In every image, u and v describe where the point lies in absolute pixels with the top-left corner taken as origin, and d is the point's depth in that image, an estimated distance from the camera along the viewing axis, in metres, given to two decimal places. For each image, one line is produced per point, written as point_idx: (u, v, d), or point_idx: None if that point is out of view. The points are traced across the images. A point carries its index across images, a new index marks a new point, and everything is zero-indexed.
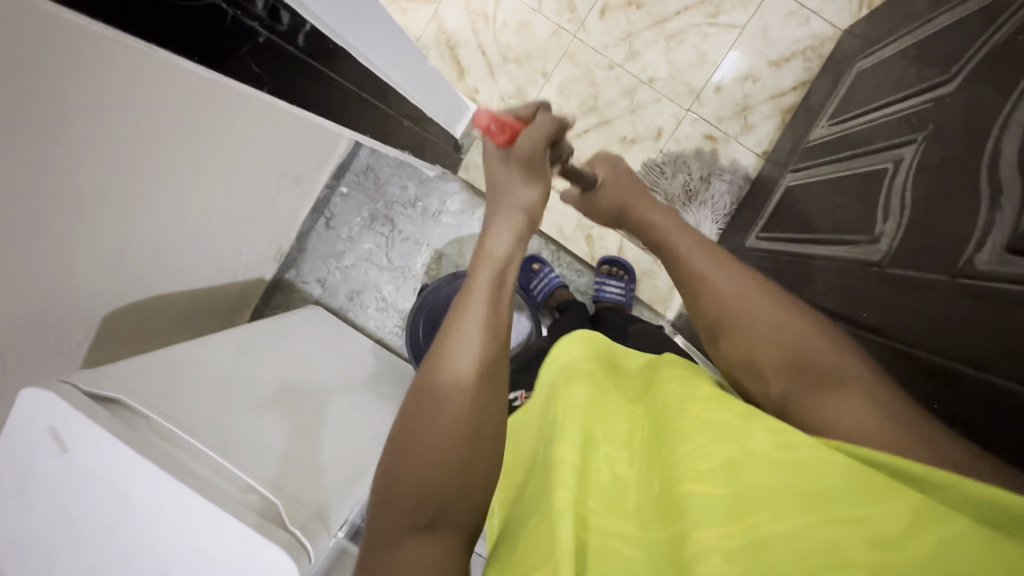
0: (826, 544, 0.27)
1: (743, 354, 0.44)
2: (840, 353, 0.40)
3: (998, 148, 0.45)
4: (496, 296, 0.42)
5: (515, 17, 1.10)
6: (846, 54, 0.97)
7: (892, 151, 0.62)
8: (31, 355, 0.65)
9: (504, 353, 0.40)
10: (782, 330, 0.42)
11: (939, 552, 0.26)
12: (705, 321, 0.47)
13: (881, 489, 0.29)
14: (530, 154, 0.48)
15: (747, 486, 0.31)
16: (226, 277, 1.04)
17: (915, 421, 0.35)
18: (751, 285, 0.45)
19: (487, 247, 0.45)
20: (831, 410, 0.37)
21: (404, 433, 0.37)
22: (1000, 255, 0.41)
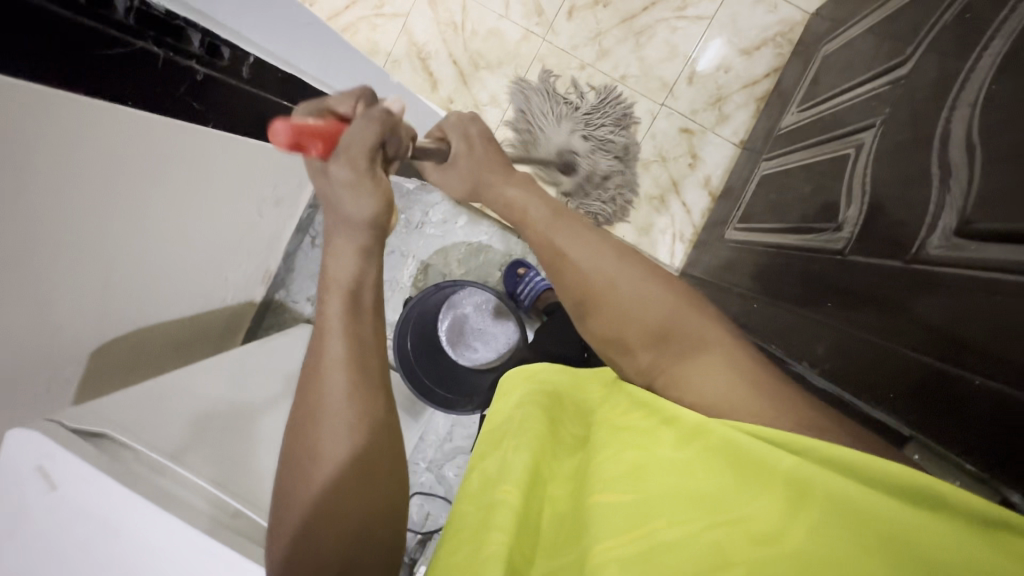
0: (712, 546, 0.29)
1: (609, 330, 0.46)
2: (692, 317, 0.43)
3: (948, 129, 0.45)
4: (353, 330, 0.45)
5: (483, 25, 1.10)
6: (816, 38, 0.97)
7: (854, 136, 0.62)
8: (19, 396, 0.67)
9: (370, 382, 0.43)
10: (641, 302, 0.44)
11: (808, 531, 0.28)
12: (573, 299, 0.49)
13: (759, 474, 0.31)
14: (353, 173, 0.45)
15: (646, 490, 0.34)
16: (215, 303, 1.05)
17: (758, 375, 0.38)
18: (611, 260, 0.47)
19: (332, 273, 0.46)
20: (691, 377, 0.40)
21: (290, 485, 0.40)
22: (950, 239, 0.41)
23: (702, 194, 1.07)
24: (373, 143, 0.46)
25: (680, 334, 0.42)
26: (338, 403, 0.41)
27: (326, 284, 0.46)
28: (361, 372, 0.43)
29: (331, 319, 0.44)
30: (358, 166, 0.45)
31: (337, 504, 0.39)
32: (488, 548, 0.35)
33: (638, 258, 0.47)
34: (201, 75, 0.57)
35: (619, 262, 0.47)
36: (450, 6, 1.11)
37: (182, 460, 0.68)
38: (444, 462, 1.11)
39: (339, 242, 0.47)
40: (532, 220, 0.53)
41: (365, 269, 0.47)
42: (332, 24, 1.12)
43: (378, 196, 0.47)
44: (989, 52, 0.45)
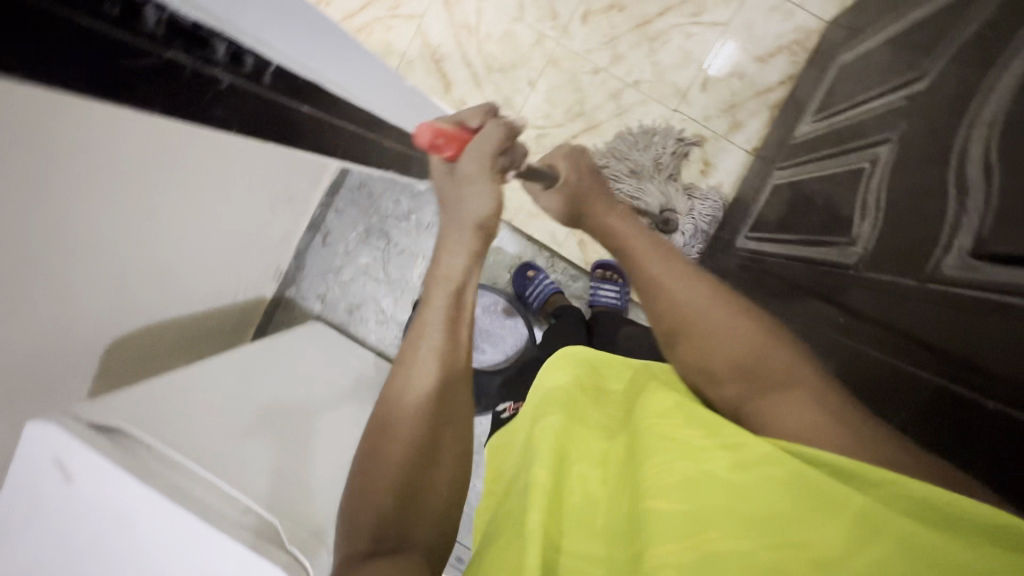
0: (771, 565, 0.30)
1: (698, 358, 0.45)
2: (791, 359, 0.42)
3: (965, 148, 0.45)
4: (451, 326, 0.48)
5: (498, 27, 1.11)
6: (831, 47, 0.96)
7: (870, 149, 0.62)
8: (36, 388, 0.68)
9: (459, 375, 0.48)
10: (734, 337, 0.44)
11: (876, 564, 0.29)
12: (664, 327, 0.49)
13: (825, 505, 0.31)
14: (478, 171, 0.46)
15: (703, 505, 0.34)
16: (227, 299, 1.06)
17: (854, 420, 0.36)
18: (707, 296, 0.47)
19: (442, 267, 0.49)
20: (786, 413, 0.38)
21: (371, 448, 0.44)
22: (966, 260, 0.41)
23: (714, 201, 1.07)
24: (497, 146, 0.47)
25: (771, 369, 0.41)
26: (422, 393, 0.45)
27: (432, 278, 0.49)
28: (455, 365, 0.48)
29: (432, 312, 0.48)
30: (486, 167, 0.46)
31: (409, 482, 0.43)
32: (527, 529, 0.36)
33: (732, 297, 0.48)
34: None
35: (715, 299, 0.47)
36: (465, 8, 1.11)
37: (193, 455, 0.70)
38: None
39: (448, 238, 0.49)
40: (630, 255, 0.54)
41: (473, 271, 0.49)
42: (348, 24, 1.13)
43: (494, 196, 0.48)
44: (1010, 72, 0.44)
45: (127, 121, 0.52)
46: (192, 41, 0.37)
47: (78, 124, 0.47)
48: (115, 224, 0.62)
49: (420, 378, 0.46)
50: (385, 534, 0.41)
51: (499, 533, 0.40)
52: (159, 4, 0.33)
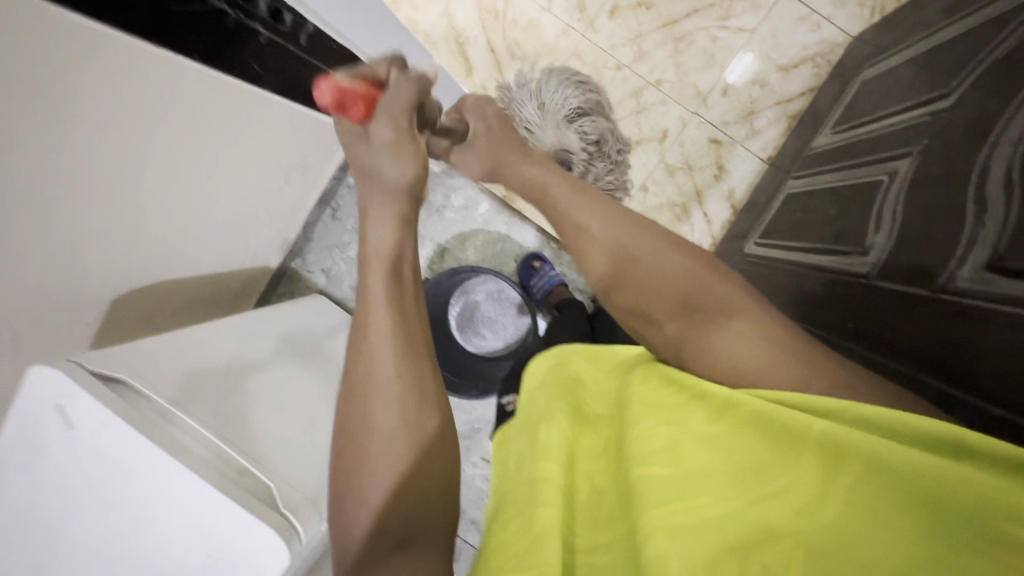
0: (757, 521, 0.31)
1: (634, 301, 0.49)
2: (716, 283, 0.46)
3: (987, 166, 0.45)
4: (396, 304, 0.45)
5: (524, 15, 1.10)
6: (855, 61, 0.96)
7: (888, 163, 0.63)
8: (43, 334, 0.68)
9: (417, 345, 0.44)
10: (663, 273, 0.48)
11: (846, 497, 0.30)
12: (598, 274, 0.52)
13: (792, 443, 0.33)
14: (393, 135, 0.52)
15: (686, 464, 0.35)
16: (233, 266, 1.06)
17: (785, 340, 0.40)
18: (627, 231, 0.51)
19: (371, 246, 0.48)
20: (719, 342, 0.42)
21: (347, 454, 0.42)
22: (980, 274, 0.42)
23: (725, 206, 1.08)
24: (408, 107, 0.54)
25: (702, 301, 0.45)
26: (388, 379, 0.42)
27: (367, 260, 0.48)
28: (411, 336, 0.44)
29: (375, 294, 0.45)
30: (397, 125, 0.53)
31: (396, 476, 0.40)
32: (538, 521, 0.35)
33: (656, 228, 0.51)
34: (264, 37, 0.65)
35: (637, 236, 0.50)
36: None
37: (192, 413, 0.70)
38: None
39: (373, 209, 0.50)
40: (549, 192, 0.58)
41: (404, 237, 0.50)
42: None
43: (411, 158, 0.53)
44: None
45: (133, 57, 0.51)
46: None
47: (95, 63, 0.47)
48: (134, 176, 0.62)
49: (377, 363, 0.42)
50: (387, 531, 0.39)
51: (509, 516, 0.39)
52: None
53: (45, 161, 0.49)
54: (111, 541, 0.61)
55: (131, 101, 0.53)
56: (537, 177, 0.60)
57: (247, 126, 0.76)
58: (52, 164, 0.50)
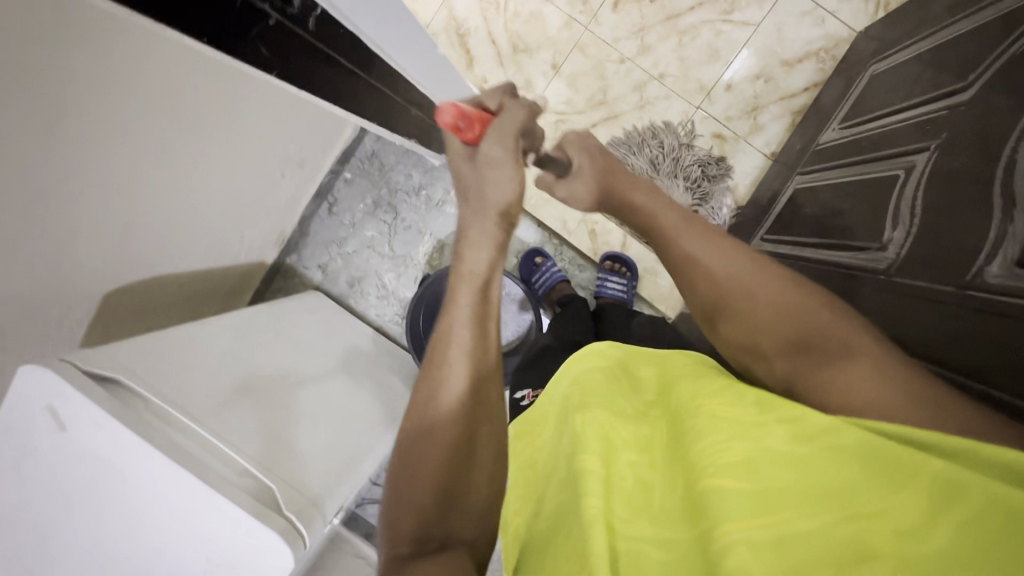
0: (852, 542, 0.27)
1: (743, 336, 0.44)
2: (840, 323, 0.40)
3: (1012, 162, 0.44)
4: (480, 325, 0.43)
5: (526, 7, 1.08)
6: (860, 56, 0.96)
7: (903, 157, 0.61)
8: (31, 331, 0.65)
9: (492, 375, 0.43)
10: (778, 307, 0.42)
11: (965, 532, 0.25)
12: (702, 303, 0.48)
13: (899, 468, 0.28)
14: (503, 153, 0.43)
15: (766, 478, 0.30)
16: (227, 261, 1.03)
17: (916, 389, 0.34)
18: (743, 263, 0.46)
19: (466, 263, 0.44)
20: (842, 383, 0.36)
21: (402, 466, 0.40)
22: (1011, 267, 0.41)
23: (728, 202, 1.07)
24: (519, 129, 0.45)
25: (821, 337, 0.39)
26: (457, 401, 0.41)
27: (456, 274, 0.44)
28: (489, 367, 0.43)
29: (459, 310, 0.43)
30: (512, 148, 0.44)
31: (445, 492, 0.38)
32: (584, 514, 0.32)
33: (769, 261, 0.46)
34: None
35: (752, 267, 0.45)
36: None
37: (189, 412, 0.67)
38: None
39: (470, 227, 0.45)
40: (653, 216, 0.52)
41: (498, 261, 0.45)
42: None
43: (518, 180, 0.45)
44: None
45: (135, 41, 0.49)
46: None
47: (86, 43, 0.44)
48: (126, 164, 0.59)
49: (450, 387, 0.41)
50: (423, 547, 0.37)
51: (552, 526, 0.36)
52: None
53: (31, 145, 0.46)
54: (107, 544, 0.58)
55: (120, 84, 0.50)
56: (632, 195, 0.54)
57: (244, 113, 0.73)
58: (41, 150, 0.47)
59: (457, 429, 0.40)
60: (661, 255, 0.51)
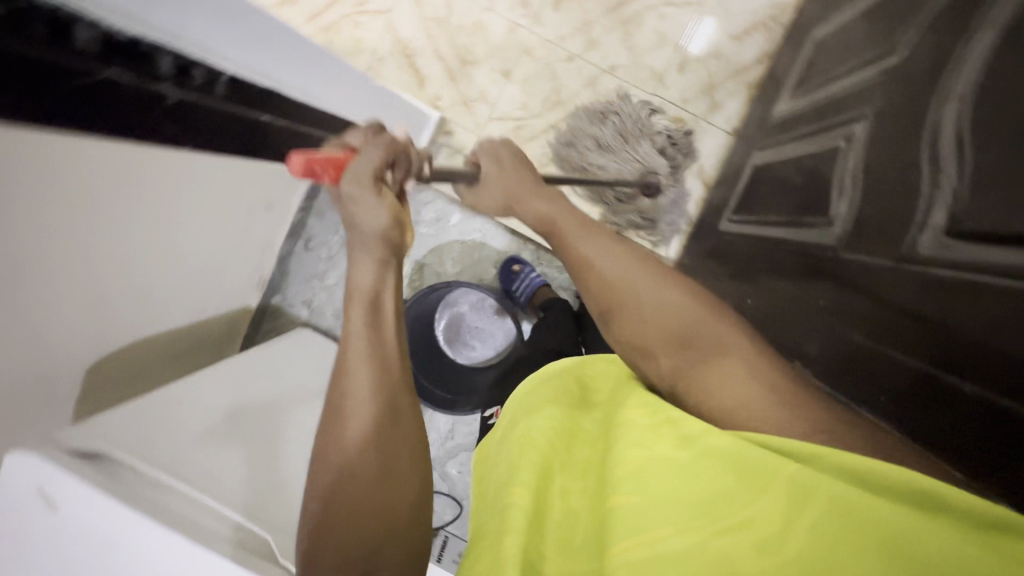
0: (718, 555, 0.30)
1: (632, 337, 0.46)
2: (721, 328, 0.42)
3: (936, 122, 0.45)
4: (378, 338, 0.45)
5: (468, 19, 1.08)
6: (807, 21, 0.95)
7: (842, 128, 0.62)
8: (16, 417, 0.67)
9: (397, 378, 0.44)
10: (663, 308, 0.45)
11: (811, 534, 0.29)
12: (596, 308, 0.49)
13: (761, 475, 0.31)
14: (360, 191, 0.49)
15: (652, 493, 0.34)
16: (210, 311, 1.04)
17: (782, 387, 0.37)
18: (634, 268, 0.48)
19: (353, 283, 0.47)
20: (713, 383, 0.39)
21: (322, 484, 0.41)
22: (939, 238, 0.41)
23: (696, 185, 1.06)
24: (377, 166, 0.50)
25: (702, 339, 0.42)
26: (363, 408, 0.42)
27: (349, 295, 0.47)
28: (389, 370, 0.44)
29: (355, 329, 0.45)
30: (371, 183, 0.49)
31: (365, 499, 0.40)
32: (503, 552, 0.36)
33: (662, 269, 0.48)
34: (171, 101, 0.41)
35: (642, 272, 0.48)
36: (433, 0, 1.09)
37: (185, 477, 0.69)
38: (448, 459, 1.12)
39: (355, 254, 0.49)
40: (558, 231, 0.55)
41: (385, 278, 0.48)
42: (315, 24, 1.10)
43: (390, 211, 0.50)
44: (981, 38, 0.44)
45: None
46: (129, 54, 0.35)
47: None
48: (80, 245, 0.60)
49: (353, 397, 0.42)
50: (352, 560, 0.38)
51: (483, 546, 0.39)
52: (87, 18, 0.31)
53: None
54: None
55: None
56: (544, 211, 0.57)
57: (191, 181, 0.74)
58: None
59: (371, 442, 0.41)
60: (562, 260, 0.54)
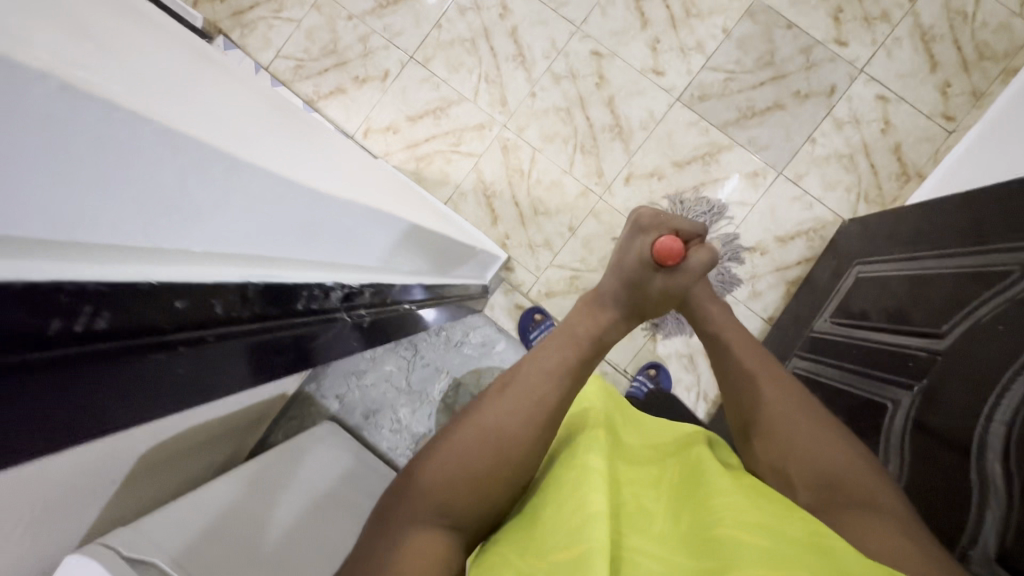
0: None
1: (770, 452, 0.52)
2: (873, 477, 0.48)
3: (984, 438, 0.53)
4: (568, 369, 0.56)
5: (548, 175, 1.20)
6: (845, 243, 1.06)
7: (888, 386, 0.71)
8: (70, 500, 0.67)
9: (560, 405, 0.53)
10: (823, 449, 0.49)
11: None
12: (743, 418, 0.56)
13: None
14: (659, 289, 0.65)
15: (789, 546, 0.37)
16: (255, 401, 1.07)
17: (931, 545, 0.42)
18: (796, 402, 0.54)
19: (575, 327, 0.61)
20: (857, 522, 0.43)
21: (451, 430, 0.52)
22: (989, 561, 0.49)
23: None
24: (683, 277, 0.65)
25: (851, 484, 0.47)
26: (526, 401, 0.52)
27: (568, 330, 0.61)
28: (562, 395, 0.54)
29: (559, 352, 0.57)
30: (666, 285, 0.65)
31: (470, 458, 0.49)
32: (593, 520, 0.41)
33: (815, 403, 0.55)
34: (367, 319, 0.50)
35: (806, 407, 0.54)
36: (520, 154, 1.21)
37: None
38: None
39: (584, 309, 0.64)
40: (728, 341, 0.62)
41: (593, 327, 0.62)
42: (411, 153, 1.23)
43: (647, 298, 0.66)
44: (1022, 378, 0.52)
45: None
46: (352, 300, 0.46)
47: None
48: None
49: (528, 382, 0.54)
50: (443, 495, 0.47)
51: (557, 531, 0.42)
52: (341, 287, 0.43)
53: None
54: None
55: None
56: (719, 320, 0.65)
57: None
58: None
59: (523, 424, 0.51)
60: (723, 362, 0.61)
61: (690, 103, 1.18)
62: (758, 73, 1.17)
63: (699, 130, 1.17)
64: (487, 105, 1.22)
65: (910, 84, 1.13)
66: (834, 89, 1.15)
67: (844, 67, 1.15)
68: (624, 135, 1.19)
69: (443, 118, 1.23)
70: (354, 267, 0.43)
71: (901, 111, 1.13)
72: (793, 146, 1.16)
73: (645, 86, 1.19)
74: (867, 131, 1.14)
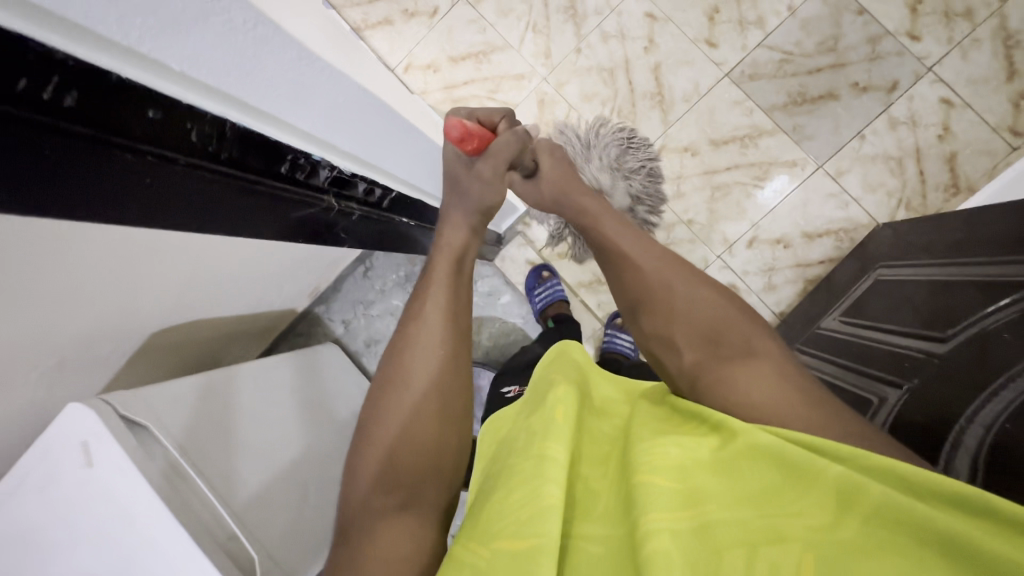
0: (773, 529, 0.33)
1: (658, 328, 0.52)
2: (747, 329, 0.49)
3: (960, 438, 0.53)
4: (452, 296, 0.51)
5: None
6: (876, 245, 1.01)
7: (880, 384, 0.70)
8: (80, 360, 0.72)
9: (462, 338, 0.50)
10: (696, 309, 0.51)
11: (864, 530, 0.32)
12: (628, 302, 0.56)
13: (807, 474, 0.35)
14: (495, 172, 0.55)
15: (699, 482, 0.37)
16: (262, 310, 1.11)
17: (801, 384, 0.44)
18: (660, 265, 0.54)
19: (445, 239, 0.55)
20: (739, 377, 0.45)
21: (371, 420, 0.47)
22: None
23: None
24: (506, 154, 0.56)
25: (725, 341, 0.49)
26: (427, 359, 0.48)
27: (437, 250, 0.55)
28: (461, 326, 0.51)
29: (439, 283, 0.52)
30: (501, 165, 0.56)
31: (399, 437, 0.45)
32: (545, 498, 0.37)
33: (685, 267, 0.54)
34: (356, 212, 0.56)
35: (671, 271, 0.54)
36: (555, 110, 1.19)
37: (229, 505, 0.70)
38: None
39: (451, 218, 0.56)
40: (594, 219, 0.61)
41: (471, 241, 0.56)
42: (448, 94, 1.23)
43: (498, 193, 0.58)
44: (1013, 384, 0.51)
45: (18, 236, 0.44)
46: (341, 186, 0.50)
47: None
48: (117, 277, 0.63)
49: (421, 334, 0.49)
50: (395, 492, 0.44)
51: (505, 496, 0.40)
52: (329, 166, 0.47)
53: None
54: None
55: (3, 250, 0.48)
56: (590, 208, 0.62)
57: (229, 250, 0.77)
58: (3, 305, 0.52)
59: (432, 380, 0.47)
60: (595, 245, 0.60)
61: (739, 80, 1.13)
62: (817, 58, 1.11)
63: (743, 110, 1.13)
64: (530, 56, 1.20)
65: (981, 91, 1.06)
66: (896, 86, 1.08)
67: (912, 63, 1.08)
68: (664, 105, 1.15)
69: (484, 63, 1.22)
70: (352, 158, 0.46)
71: (964, 118, 1.06)
72: (840, 140, 1.10)
73: (694, 56, 1.15)
74: (923, 135, 1.08)
